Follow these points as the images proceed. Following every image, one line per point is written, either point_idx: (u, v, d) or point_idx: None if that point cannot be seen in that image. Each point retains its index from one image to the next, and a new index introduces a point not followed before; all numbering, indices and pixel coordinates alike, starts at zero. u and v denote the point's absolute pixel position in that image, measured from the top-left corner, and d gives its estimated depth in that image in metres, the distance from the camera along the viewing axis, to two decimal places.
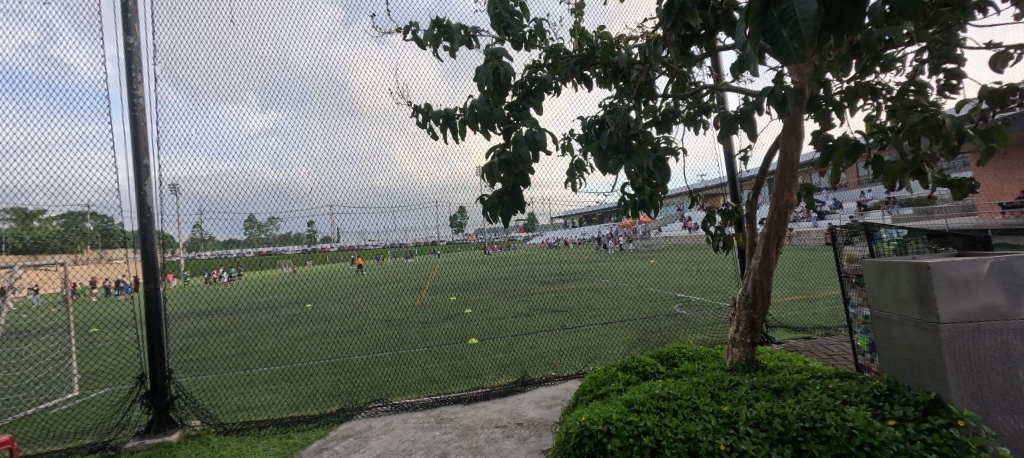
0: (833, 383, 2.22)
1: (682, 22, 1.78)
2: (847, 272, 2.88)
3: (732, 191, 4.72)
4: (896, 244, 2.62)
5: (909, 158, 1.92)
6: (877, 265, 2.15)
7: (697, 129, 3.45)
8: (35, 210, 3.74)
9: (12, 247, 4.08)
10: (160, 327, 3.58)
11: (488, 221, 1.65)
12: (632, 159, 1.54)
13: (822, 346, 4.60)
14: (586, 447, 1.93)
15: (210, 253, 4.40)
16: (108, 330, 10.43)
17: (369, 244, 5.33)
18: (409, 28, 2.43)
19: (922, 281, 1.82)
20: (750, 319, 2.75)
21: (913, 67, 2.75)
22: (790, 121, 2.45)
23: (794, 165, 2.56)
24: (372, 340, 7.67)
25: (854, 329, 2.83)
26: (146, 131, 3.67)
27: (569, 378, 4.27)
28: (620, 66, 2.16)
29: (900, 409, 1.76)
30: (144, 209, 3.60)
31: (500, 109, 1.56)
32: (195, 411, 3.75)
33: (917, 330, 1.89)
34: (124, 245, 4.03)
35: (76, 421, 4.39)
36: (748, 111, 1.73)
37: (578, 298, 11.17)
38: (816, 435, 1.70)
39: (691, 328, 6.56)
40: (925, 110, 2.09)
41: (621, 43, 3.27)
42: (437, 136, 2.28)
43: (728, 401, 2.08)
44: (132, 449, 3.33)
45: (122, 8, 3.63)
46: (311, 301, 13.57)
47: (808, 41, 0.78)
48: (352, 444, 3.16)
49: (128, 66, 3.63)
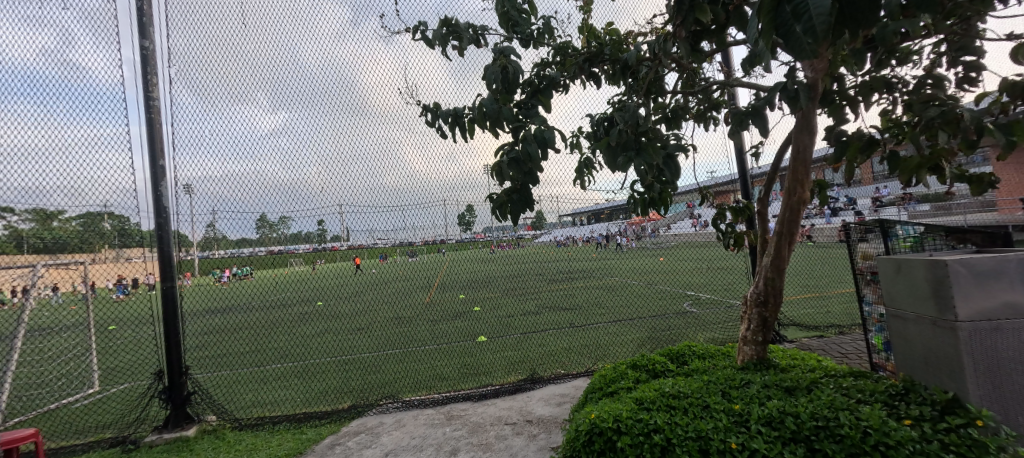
0: (847, 382, 2.19)
1: (692, 18, 1.77)
2: (861, 269, 2.83)
3: (743, 187, 4.67)
4: (912, 241, 2.55)
5: (926, 152, 1.88)
6: (893, 263, 2.11)
7: (707, 126, 3.42)
8: (54, 210, 3.83)
9: (34, 247, 4.19)
10: (175, 324, 3.65)
11: (497, 220, 1.66)
12: (642, 157, 1.52)
13: (835, 344, 4.54)
14: (597, 445, 1.93)
15: (223, 252, 4.46)
16: (126, 328, 10.67)
17: (378, 243, 5.37)
18: (418, 28, 2.43)
19: (939, 278, 1.79)
20: (762, 317, 2.72)
21: (930, 60, 2.69)
22: (803, 116, 2.41)
23: (807, 162, 2.52)
24: (381, 338, 7.74)
25: (870, 328, 2.77)
26: (162, 132, 3.74)
27: (578, 376, 4.27)
28: (629, 63, 2.14)
29: (916, 409, 1.73)
30: (160, 209, 3.68)
31: (509, 107, 1.57)
32: (211, 406, 3.82)
33: (933, 328, 1.86)
34: (140, 244, 4.11)
35: (97, 416, 4.51)
36: (758, 107, 1.72)
37: (586, 296, 11.14)
38: (830, 434, 1.68)
39: (701, 326, 6.53)
40: (942, 104, 2.05)
41: (630, 39, 3.26)
42: (446, 135, 2.27)
43: (739, 399, 2.07)
44: (150, 443, 3.41)
45: (138, 12, 3.71)
46: (322, 299, 13.71)
47: (823, 36, 0.77)
48: (363, 440, 3.21)
49: (144, 69, 3.70)
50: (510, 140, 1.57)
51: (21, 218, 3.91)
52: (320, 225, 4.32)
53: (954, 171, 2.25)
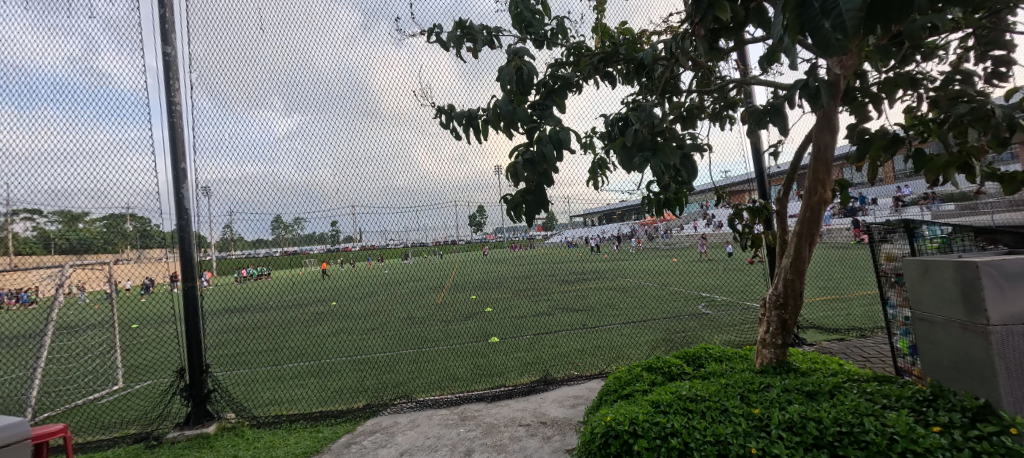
0: (871, 387, 2.13)
1: (711, 16, 1.75)
2: (885, 271, 2.75)
3: (760, 187, 4.58)
4: (939, 242, 2.48)
5: (954, 150, 1.82)
6: (919, 264, 2.05)
7: (723, 125, 3.38)
8: (79, 213, 3.97)
9: (60, 247, 4.31)
10: (196, 323, 3.72)
11: (512, 220, 1.65)
12: (658, 157, 1.49)
13: (858, 348, 4.41)
14: (612, 447, 1.91)
15: (240, 252, 4.54)
16: (149, 326, 10.99)
17: (390, 244, 5.42)
18: (433, 30, 2.49)
19: (969, 280, 1.73)
20: (781, 320, 2.66)
21: (957, 54, 2.61)
22: (824, 115, 2.36)
23: (828, 160, 2.45)
24: (395, 338, 7.81)
25: (894, 331, 2.70)
26: (183, 137, 3.82)
27: (592, 378, 4.23)
28: (645, 62, 2.08)
29: (946, 416, 1.68)
30: (182, 211, 3.76)
31: (523, 108, 1.56)
32: (230, 404, 3.89)
33: (964, 332, 1.79)
34: (161, 245, 4.24)
35: (122, 411, 4.65)
36: (778, 105, 1.67)
37: (599, 297, 11.07)
38: (854, 440, 1.64)
39: (717, 328, 6.44)
40: (971, 99, 1.98)
41: (645, 38, 3.24)
42: (459, 136, 2.27)
43: (759, 403, 2.03)
44: (172, 440, 3.48)
45: (161, 20, 3.80)
46: (336, 299, 13.93)
47: (853, 32, 0.75)
48: (379, 439, 3.23)
49: (167, 74, 3.80)
50: (525, 140, 1.55)
51: (48, 219, 4.05)
52: (334, 226, 4.38)
53: (984, 170, 2.17)
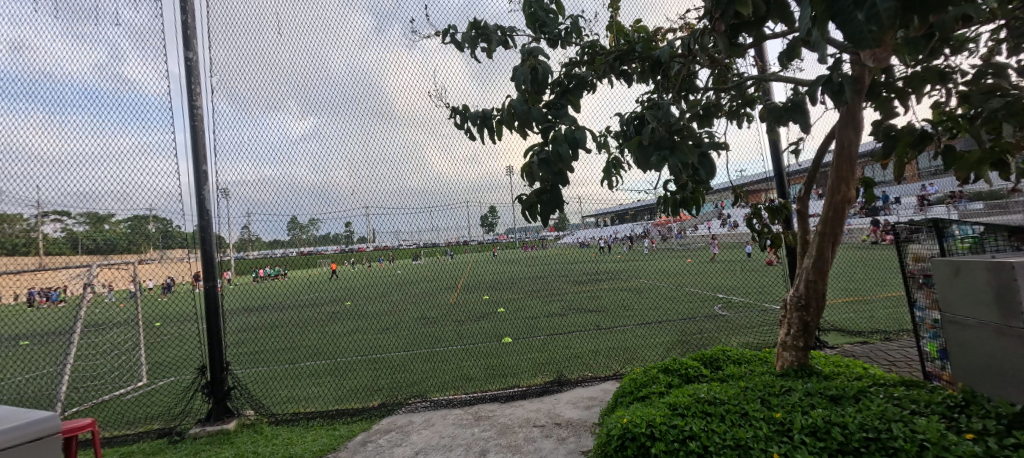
0: (898, 392, 2.06)
1: (731, 12, 1.71)
2: (912, 271, 2.66)
3: (779, 185, 4.47)
4: (970, 242, 2.38)
5: (987, 147, 1.75)
6: (949, 265, 1.98)
7: (741, 123, 3.31)
8: (106, 214, 4.09)
9: (87, 248, 4.45)
10: (217, 321, 3.81)
11: (527, 220, 1.64)
12: (676, 155, 1.46)
13: (883, 352, 4.28)
14: (629, 450, 1.89)
15: (258, 252, 4.62)
16: (171, 325, 11.28)
17: (404, 244, 5.46)
18: (448, 31, 2.49)
19: (1004, 282, 1.66)
20: (803, 322, 2.59)
21: (988, 46, 2.51)
22: (847, 111, 2.30)
23: (852, 158, 2.38)
24: (409, 338, 7.87)
25: (922, 334, 2.61)
26: (204, 140, 3.91)
27: (606, 379, 4.19)
28: (662, 59, 2.04)
29: (979, 423, 1.62)
30: (203, 212, 3.85)
31: (538, 107, 1.55)
32: (249, 401, 3.96)
33: (999, 336, 1.72)
34: (182, 245, 4.34)
35: (146, 407, 4.78)
36: (800, 101, 1.63)
37: (613, 298, 10.99)
38: (881, 447, 1.58)
39: (734, 330, 6.32)
40: (1005, 93, 1.91)
41: (660, 36, 3.20)
42: (473, 136, 2.26)
43: (780, 407, 1.98)
44: (194, 435, 3.57)
45: (183, 25, 3.90)
46: (350, 299, 14.10)
47: (888, 23, 0.73)
48: (394, 438, 3.25)
49: (189, 79, 3.89)
50: (540, 140, 1.54)
51: (76, 221, 4.19)
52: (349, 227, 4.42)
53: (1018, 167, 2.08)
